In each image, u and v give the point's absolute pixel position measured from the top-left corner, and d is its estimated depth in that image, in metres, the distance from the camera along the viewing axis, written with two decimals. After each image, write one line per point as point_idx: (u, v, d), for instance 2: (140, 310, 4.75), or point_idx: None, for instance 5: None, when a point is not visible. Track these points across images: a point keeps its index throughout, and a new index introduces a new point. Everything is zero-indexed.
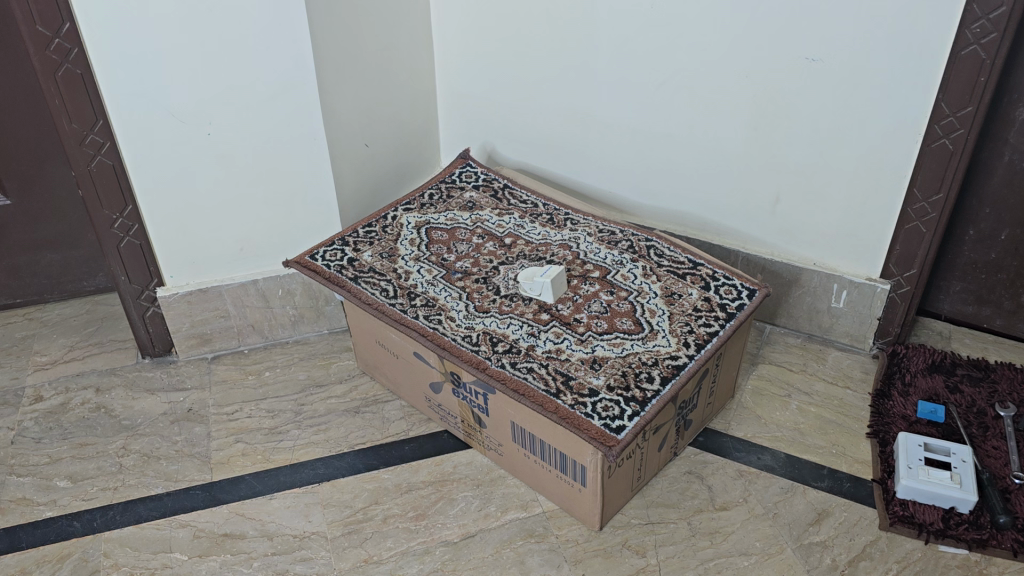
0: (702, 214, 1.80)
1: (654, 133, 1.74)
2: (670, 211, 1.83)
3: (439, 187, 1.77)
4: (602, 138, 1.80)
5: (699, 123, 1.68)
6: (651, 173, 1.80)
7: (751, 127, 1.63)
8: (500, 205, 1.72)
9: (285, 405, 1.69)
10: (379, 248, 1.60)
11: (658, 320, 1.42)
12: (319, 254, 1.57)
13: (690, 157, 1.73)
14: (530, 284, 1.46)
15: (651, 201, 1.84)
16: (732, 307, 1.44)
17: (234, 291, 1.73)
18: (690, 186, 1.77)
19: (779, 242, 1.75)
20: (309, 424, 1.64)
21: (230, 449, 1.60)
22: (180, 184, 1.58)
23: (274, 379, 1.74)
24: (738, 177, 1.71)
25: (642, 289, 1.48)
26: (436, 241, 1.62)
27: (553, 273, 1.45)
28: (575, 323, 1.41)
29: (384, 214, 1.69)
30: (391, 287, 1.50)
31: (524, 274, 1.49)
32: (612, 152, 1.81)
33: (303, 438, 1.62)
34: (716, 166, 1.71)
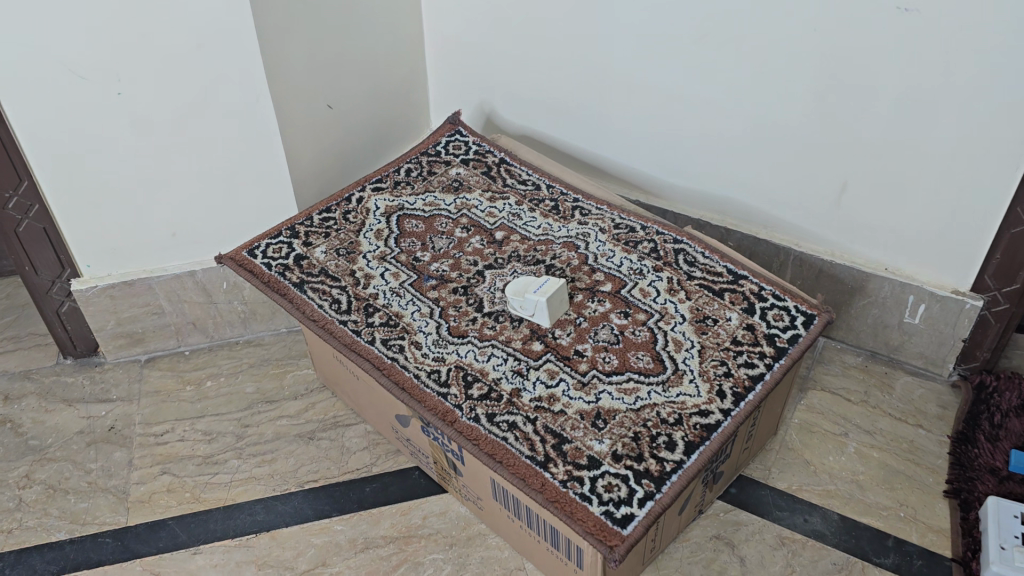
0: (746, 201, 1.45)
1: (693, 98, 1.37)
2: (707, 197, 1.48)
3: (420, 161, 1.43)
4: (625, 102, 1.44)
5: (751, 88, 1.30)
6: (684, 148, 1.44)
7: (820, 95, 1.26)
8: (493, 187, 1.37)
9: (226, 426, 1.39)
10: (336, 243, 1.27)
11: (685, 356, 1.08)
12: (259, 250, 1.25)
13: (737, 130, 1.36)
14: (520, 299, 1.13)
15: (682, 184, 1.48)
16: (783, 340, 1.11)
17: (168, 284, 1.42)
18: (733, 166, 1.41)
19: (843, 240, 1.39)
20: (252, 453, 1.35)
21: (154, 483, 1.31)
22: (88, 155, 1.26)
23: (217, 391, 1.44)
24: (796, 157, 1.34)
25: (666, 310, 1.14)
26: (408, 234, 1.29)
27: (551, 289, 1.12)
28: (575, 358, 1.08)
29: (347, 195, 1.36)
30: (344, 298, 1.18)
31: (514, 284, 1.15)
32: (637, 120, 1.45)
33: (244, 472, 1.32)
34: (768, 142, 1.35)
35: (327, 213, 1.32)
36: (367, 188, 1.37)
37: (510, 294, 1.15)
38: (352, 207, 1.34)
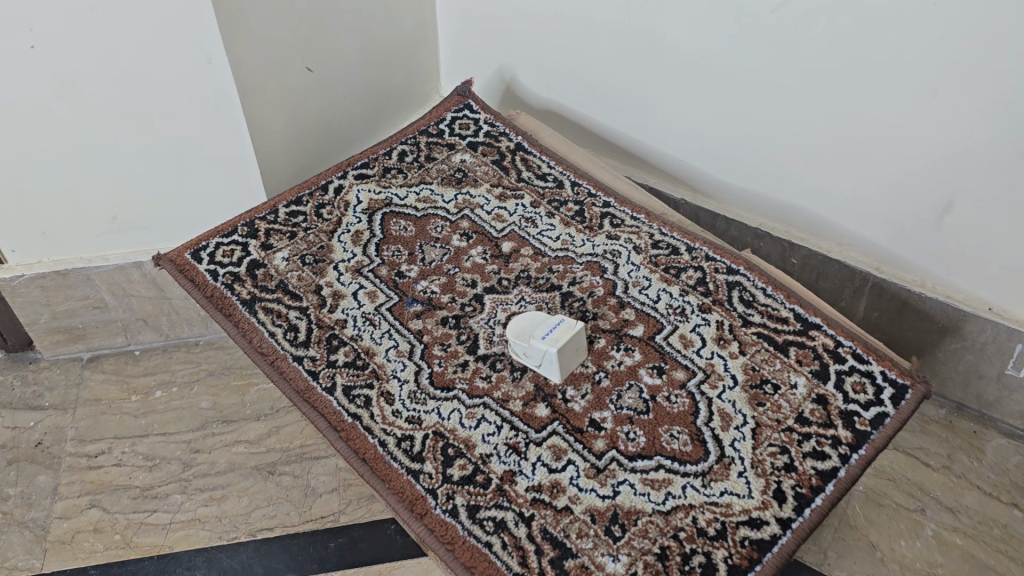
0: (819, 212, 1.16)
1: (765, 81, 1.07)
2: (770, 203, 1.20)
3: (418, 142, 1.16)
4: (676, 80, 1.15)
5: (839, 75, 1.01)
6: (745, 142, 1.15)
7: (936, 89, 0.96)
8: (504, 181, 1.10)
9: (172, 450, 1.17)
10: (303, 248, 1.02)
11: (734, 437, 0.82)
12: (206, 251, 1.00)
13: (817, 126, 1.07)
14: (525, 346, 0.87)
15: (740, 185, 1.21)
16: (864, 420, 0.84)
17: (109, 275, 1.19)
18: (805, 170, 1.13)
19: (938, 269, 1.11)
20: (199, 488, 1.12)
21: (80, 519, 1.09)
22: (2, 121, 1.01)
23: (167, 404, 1.22)
24: (890, 166, 1.05)
25: (713, 369, 0.88)
26: (393, 240, 1.03)
27: (564, 335, 0.86)
28: (590, 432, 0.83)
29: (323, 182, 1.10)
30: (303, 325, 0.93)
31: (518, 322, 0.89)
32: (690, 102, 1.16)
33: (187, 512, 1.10)
34: (853, 144, 1.06)
35: (296, 207, 1.07)
36: (350, 174, 1.11)
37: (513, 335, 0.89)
38: (328, 199, 1.08)
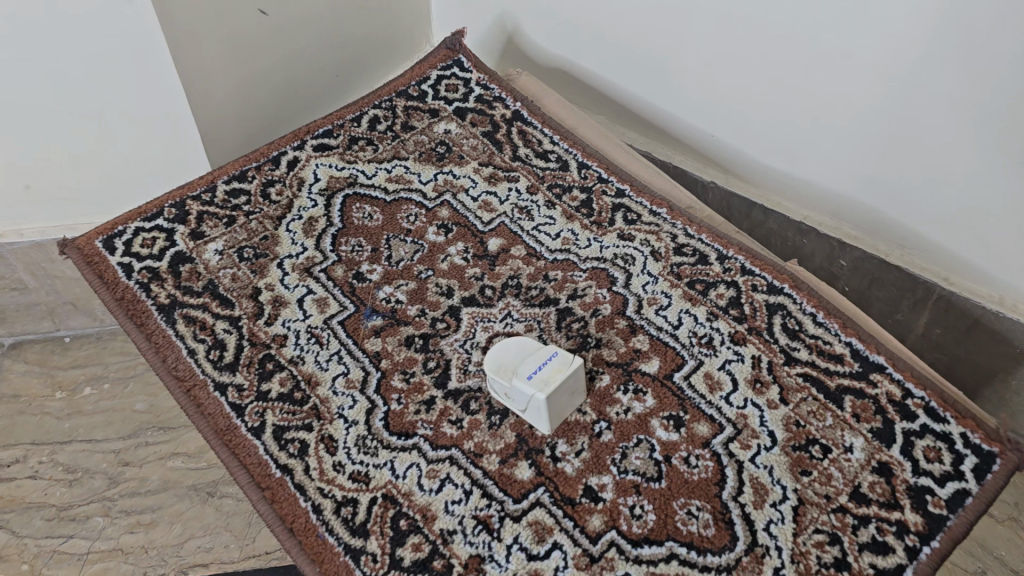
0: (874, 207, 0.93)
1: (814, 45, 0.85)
2: (815, 194, 0.97)
3: (394, 105, 0.95)
4: (704, 36, 0.92)
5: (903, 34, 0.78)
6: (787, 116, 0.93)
7: None
8: (496, 159, 0.90)
9: (97, 462, 1.00)
10: (241, 238, 0.82)
11: (770, 518, 0.64)
12: (121, 239, 0.81)
13: (875, 103, 0.84)
14: (505, 386, 0.68)
15: (779, 168, 0.98)
16: (940, 500, 0.65)
17: (26, 253, 1.00)
18: (859, 156, 0.90)
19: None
20: (124, 510, 0.95)
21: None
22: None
23: (98, 404, 1.04)
24: (966, 154, 0.82)
25: (745, 423, 0.69)
26: (354, 230, 0.84)
27: (557, 376, 0.66)
28: (583, 504, 0.64)
29: (274, 153, 0.90)
30: (232, 342, 0.74)
31: (497, 350, 0.69)
32: (717, 62, 0.94)
33: (108, 540, 0.93)
34: (918, 123, 0.83)
35: (238, 184, 0.87)
36: (308, 144, 0.91)
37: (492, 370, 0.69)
38: (279, 175, 0.88)
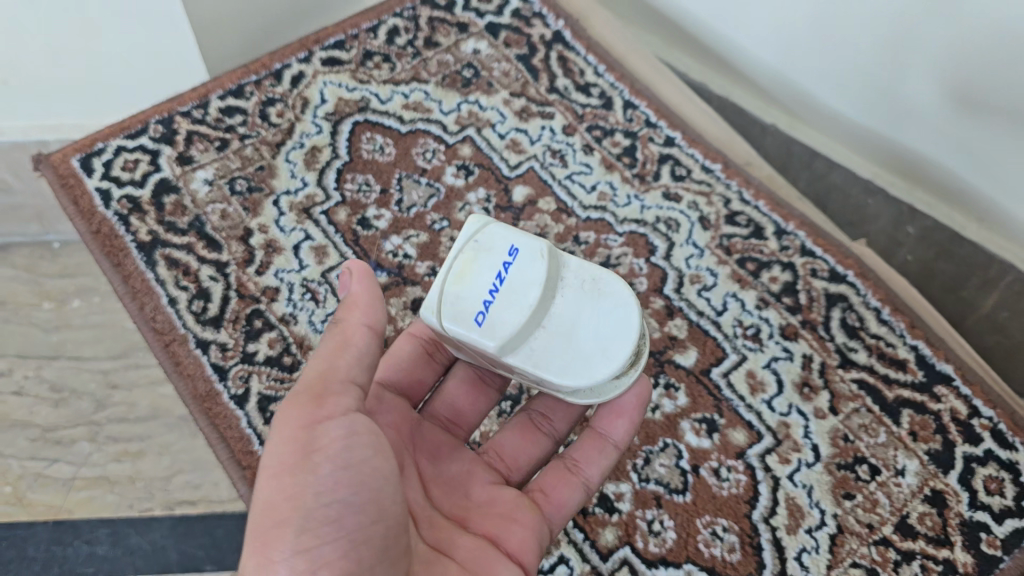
0: (931, 165, 0.81)
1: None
2: (877, 148, 0.85)
3: (417, 14, 0.83)
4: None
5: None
6: (855, 70, 0.79)
7: None
8: (531, 90, 0.78)
9: (22, 291, 0.92)
10: (234, 167, 0.73)
11: (803, 546, 0.57)
12: (99, 158, 0.72)
13: (976, 77, 0.70)
14: (576, 278, 0.46)
15: (852, 125, 0.85)
16: (993, 539, 0.58)
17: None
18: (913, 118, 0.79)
19: None
20: (44, 383, 0.87)
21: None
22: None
23: (68, 263, 0.95)
24: None
25: (788, 433, 0.61)
26: (362, 166, 0.74)
27: (459, 264, 0.45)
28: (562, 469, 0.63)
29: (277, 66, 0.79)
30: (218, 291, 0.67)
31: (597, 365, 0.44)
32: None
33: (51, 465, 0.82)
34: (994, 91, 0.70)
35: (233, 101, 0.76)
36: (316, 56, 0.80)
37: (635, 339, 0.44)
38: (281, 92, 0.77)
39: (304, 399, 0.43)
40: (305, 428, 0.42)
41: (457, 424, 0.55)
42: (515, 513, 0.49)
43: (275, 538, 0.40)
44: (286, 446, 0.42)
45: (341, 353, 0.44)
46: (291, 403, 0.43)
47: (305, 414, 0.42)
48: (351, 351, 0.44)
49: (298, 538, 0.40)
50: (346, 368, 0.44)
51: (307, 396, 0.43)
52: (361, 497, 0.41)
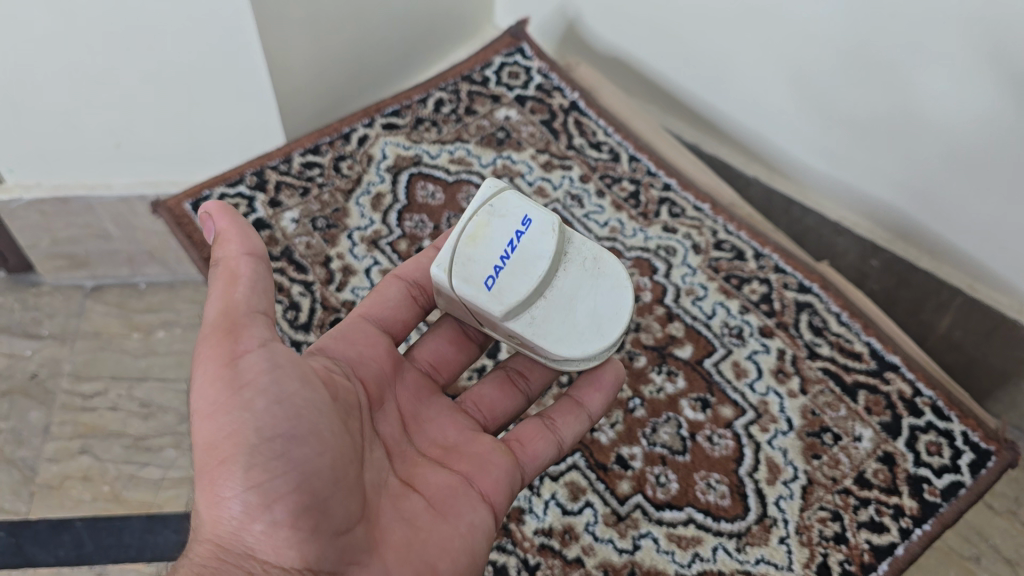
0: (891, 211, 1.01)
1: (902, 64, 0.87)
2: (848, 196, 1.04)
3: (459, 88, 1.01)
4: (785, 29, 0.94)
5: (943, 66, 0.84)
6: (836, 134, 0.99)
7: (996, 62, 0.80)
8: (553, 147, 0.96)
9: (116, 324, 1.16)
10: (315, 210, 0.90)
11: (780, 494, 0.72)
12: (207, 203, 0.89)
13: (936, 138, 0.90)
14: (580, 257, 0.60)
15: (825, 178, 1.04)
16: (933, 488, 0.73)
17: (112, 206, 1.08)
18: (878, 172, 0.98)
19: None
20: (135, 400, 1.09)
21: (24, 504, 1.01)
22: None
23: (153, 300, 1.18)
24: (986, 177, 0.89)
25: (767, 409, 0.76)
26: (417, 208, 0.91)
27: (476, 226, 0.59)
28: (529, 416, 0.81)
29: (346, 129, 0.96)
30: (306, 304, 0.83)
31: (585, 344, 0.59)
32: (760, 73, 1.00)
33: (142, 468, 1.04)
34: (949, 146, 0.90)
35: (313, 157, 0.94)
36: (377, 122, 0.98)
37: (623, 326, 0.60)
38: (350, 150, 0.95)
39: (224, 341, 0.54)
40: (229, 366, 0.54)
41: (438, 370, 0.71)
42: (489, 457, 0.64)
43: (225, 473, 0.52)
44: (215, 390, 0.53)
45: (234, 285, 0.56)
46: (205, 344, 0.54)
47: (229, 354, 0.54)
48: (243, 282, 0.56)
49: (249, 473, 0.52)
50: (244, 300, 0.56)
51: (226, 336, 0.54)
52: (300, 430, 0.53)
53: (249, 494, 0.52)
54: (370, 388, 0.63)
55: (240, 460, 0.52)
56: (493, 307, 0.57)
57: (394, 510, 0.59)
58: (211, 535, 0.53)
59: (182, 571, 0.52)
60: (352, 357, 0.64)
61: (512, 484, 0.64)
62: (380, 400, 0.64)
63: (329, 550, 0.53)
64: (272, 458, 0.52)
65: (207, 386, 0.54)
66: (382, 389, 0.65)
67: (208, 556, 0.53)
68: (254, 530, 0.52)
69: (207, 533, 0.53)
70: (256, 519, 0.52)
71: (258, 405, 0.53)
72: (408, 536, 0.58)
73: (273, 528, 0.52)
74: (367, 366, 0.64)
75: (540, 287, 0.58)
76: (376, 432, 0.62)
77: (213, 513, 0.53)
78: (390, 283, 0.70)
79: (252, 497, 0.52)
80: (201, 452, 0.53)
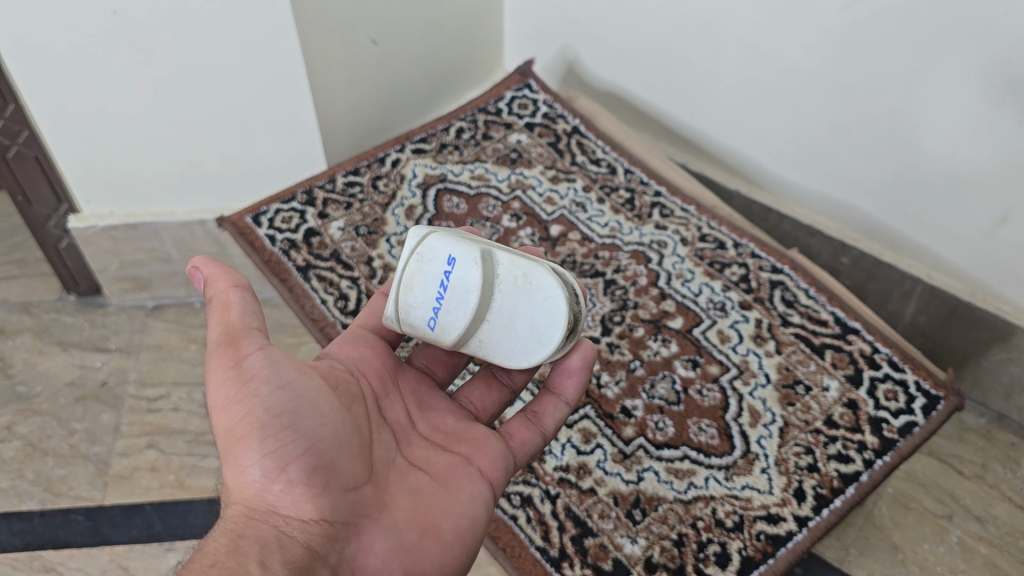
0: (855, 212, 1.15)
1: (847, 82, 1.03)
2: (818, 202, 1.19)
3: (476, 119, 1.18)
4: (751, 59, 1.10)
5: (882, 79, 1.00)
6: (803, 149, 1.14)
7: (926, 72, 0.96)
8: (558, 164, 1.12)
9: (175, 338, 1.31)
10: (358, 219, 1.05)
11: (761, 434, 0.85)
12: (266, 216, 1.04)
13: (884, 142, 1.05)
14: (510, 275, 0.66)
15: (797, 186, 1.19)
16: (893, 426, 0.85)
17: (175, 231, 1.23)
18: (840, 179, 1.13)
19: (1006, 288, 1.06)
20: (195, 402, 1.23)
21: (99, 492, 1.14)
22: (79, 65, 1.01)
23: (207, 317, 1.33)
24: (929, 174, 1.03)
25: (747, 366, 0.90)
26: (444, 216, 1.06)
27: (410, 274, 0.66)
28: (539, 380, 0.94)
29: (381, 154, 1.12)
30: (353, 295, 0.97)
31: (536, 352, 0.67)
32: (734, 99, 1.17)
33: (204, 458, 1.17)
34: (895, 149, 1.05)
35: (354, 178, 1.09)
36: (407, 148, 1.14)
37: (565, 325, 0.66)
38: (384, 170, 1.10)
39: (227, 350, 0.61)
40: (235, 365, 0.61)
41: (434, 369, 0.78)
42: (484, 439, 0.70)
43: (245, 446, 0.59)
44: (226, 383, 0.61)
45: (228, 310, 0.63)
46: (212, 354, 0.62)
47: (234, 357, 0.61)
48: (234, 307, 0.63)
49: (264, 442, 0.59)
50: (239, 320, 0.62)
51: (227, 346, 0.61)
52: (302, 406, 0.60)
53: (265, 460, 0.59)
54: (374, 382, 0.70)
55: (253, 432, 0.59)
56: (442, 342, 0.66)
57: (401, 481, 0.65)
58: (240, 499, 0.59)
59: (218, 528, 0.58)
60: (353, 356, 0.72)
61: (506, 463, 0.69)
62: (385, 391, 0.71)
63: (341, 505, 0.60)
64: (281, 428, 0.59)
65: (218, 384, 0.61)
66: (387, 384, 0.71)
67: (238, 515, 0.58)
68: (275, 491, 0.59)
69: (235, 499, 0.59)
70: (274, 479, 0.59)
71: (264, 390, 0.60)
72: (414, 501, 0.63)
73: (290, 487, 0.59)
74: (369, 364, 0.71)
75: (479, 315, 0.66)
76: (382, 416, 0.68)
77: (238, 482, 0.60)
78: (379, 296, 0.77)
79: (267, 461, 0.59)
80: (224, 432, 0.60)
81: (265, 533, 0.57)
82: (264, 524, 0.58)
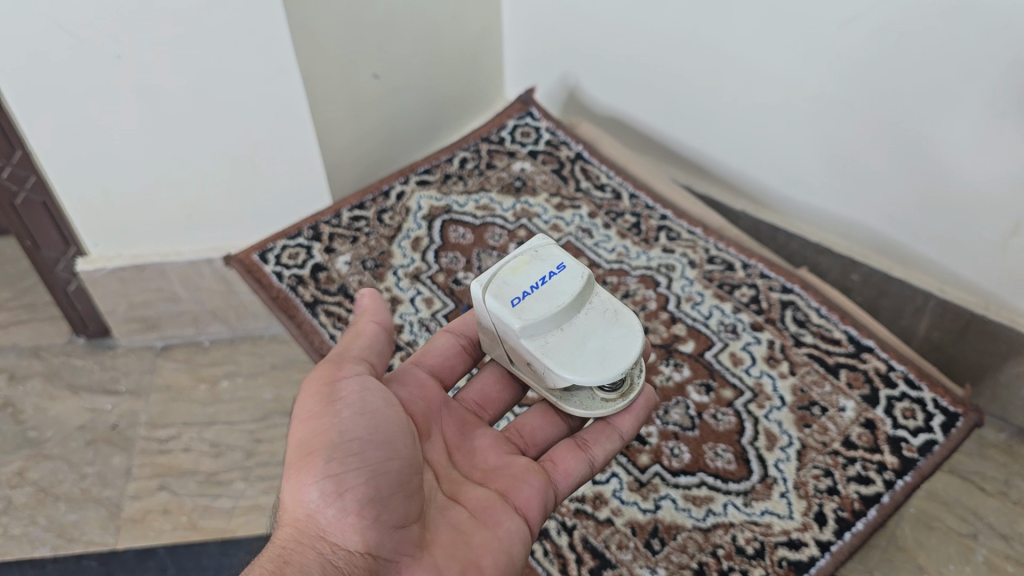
0: (864, 229, 1.14)
1: (847, 97, 1.03)
2: (826, 219, 1.18)
3: (479, 149, 1.18)
4: (753, 80, 1.10)
5: (883, 94, 1.00)
6: (809, 167, 1.14)
7: (927, 86, 0.96)
8: (563, 190, 1.12)
9: (184, 377, 1.31)
10: (365, 253, 1.05)
11: (778, 458, 0.84)
12: (272, 253, 1.04)
13: (888, 155, 1.05)
14: (602, 306, 0.66)
15: (804, 204, 1.19)
16: (912, 445, 0.84)
17: (182, 271, 1.24)
18: (846, 196, 1.13)
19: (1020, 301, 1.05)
20: (206, 441, 1.22)
21: (111, 537, 1.13)
22: (86, 111, 1.02)
23: (216, 355, 1.33)
24: (933, 186, 1.03)
25: (762, 389, 0.89)
26: (451, 247, 1.06)
27: (519, 262, 0.67)
28: None
29: (385, 188, 1.12)
30: None
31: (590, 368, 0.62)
32: (736, 122, 1.17)
33: (216, 498, 1.16)
34: (899, 162, 1.04)
35: (360, 212, 1.09)
36: (411, 180, 1.14)
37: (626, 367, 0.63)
38: (389, 203, 1.10)
39: (329, 367, 0.65)
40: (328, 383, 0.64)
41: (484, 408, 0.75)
42: (526, 475, 0.67)
43: (313, 464, 0.60)
44: (313, 398, 0.63)
45: (354, 339, 0.68)
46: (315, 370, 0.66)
47: (330, 374, 0.65)
48: (362, 339, 0.68)
49: (329, 464, 0.60)
50: (359, 349, 0.68)
51: (331, 365, 0.66)
52: (377, 437, 0.62)
53: (325, 483, 0.60)
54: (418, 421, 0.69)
55: (322, 453, 0.60)
56: (513, 321, 0.63)
57: (440, 518, 0.64)
58: (288, 523, 0.60)
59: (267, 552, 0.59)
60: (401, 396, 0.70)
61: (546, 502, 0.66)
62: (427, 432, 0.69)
63: (388, 540, 0.60)
64: (349, 453, 0.60)
65: (304, 400, 0.64)
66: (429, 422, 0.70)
67: (285, 540, 0.60)
68: (328, 517, 0.59)
69: (286, 523, 0.61)
70: (329, 504, 0.59)
71: (343, 413, 0.62)
72: (454, 538, 0.63)
73: (344, 513, 0.59)
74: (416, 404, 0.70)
75: (556, 319, 0.64)
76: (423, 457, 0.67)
77: (294, 501, 0.60)
78: (442, 337, 0.77)
79: (328, 484, 0.59)
80: (295, 448, 0.62)
81: (309, 560, 0.58)
82: (309, 550, 0.59)
